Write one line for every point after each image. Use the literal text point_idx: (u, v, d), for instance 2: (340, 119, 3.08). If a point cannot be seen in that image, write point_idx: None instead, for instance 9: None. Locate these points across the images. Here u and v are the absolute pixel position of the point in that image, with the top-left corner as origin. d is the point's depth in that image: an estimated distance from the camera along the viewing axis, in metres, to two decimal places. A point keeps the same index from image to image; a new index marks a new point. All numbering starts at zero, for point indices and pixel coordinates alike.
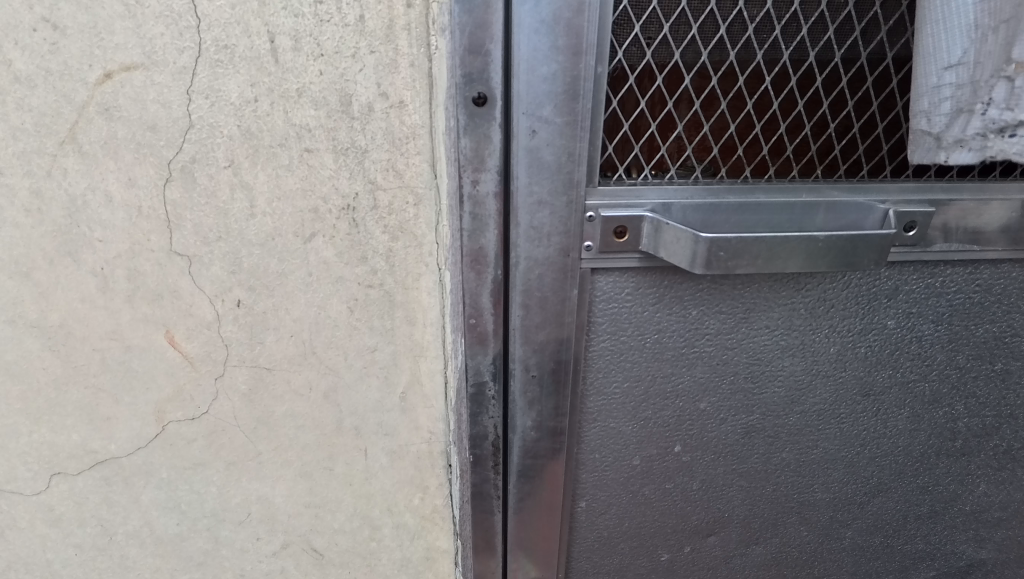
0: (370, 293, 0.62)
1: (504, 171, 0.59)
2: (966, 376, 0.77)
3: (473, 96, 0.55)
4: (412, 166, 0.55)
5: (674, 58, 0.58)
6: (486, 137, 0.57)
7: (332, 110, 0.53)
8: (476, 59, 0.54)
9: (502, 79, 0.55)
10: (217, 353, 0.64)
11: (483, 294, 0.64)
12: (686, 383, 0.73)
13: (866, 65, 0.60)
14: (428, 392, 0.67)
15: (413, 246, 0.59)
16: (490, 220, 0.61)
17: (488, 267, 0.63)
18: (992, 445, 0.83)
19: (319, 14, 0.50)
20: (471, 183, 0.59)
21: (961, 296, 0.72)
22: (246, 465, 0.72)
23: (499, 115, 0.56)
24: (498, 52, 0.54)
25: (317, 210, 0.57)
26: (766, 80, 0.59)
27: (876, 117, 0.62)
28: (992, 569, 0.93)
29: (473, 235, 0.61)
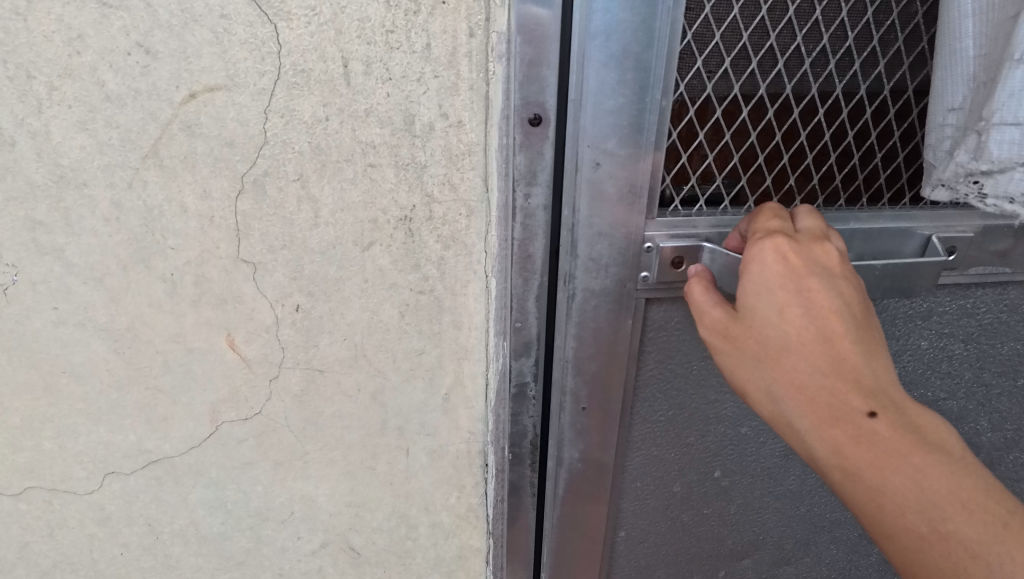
0: (420, 299, 0.66)
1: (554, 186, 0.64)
2: (992, 392, 0.83)
3: (530, 117, 0.59)
4: (466, 180, 0.60)
5: (734, 91, 0.63)
6: (539, 153, 0.61)
7: (396, 129, 0.58)
8: (533, 84, 0.58)
9: (556, 101, 0.59)
10: (273, 355, 0.68)
11: (529, 298, 0.68)
12: (728, 410, 0.79)
13: (911, 96, 0.66)
14: (470, 392, 0.72)
15: (463, 254, 0.64)
16: (539, 230, 0.65)
17: (536, 273, 0.67)
18: (1010, 456, 0.89)
19: (389, 42, 0.54)
20: (523, 197, 0.63)
21: (989, 316, 0.77)
22: (292, 465, 0.76)
23: (552, 135, 0.61)
24: (554, 77, 0.58)
25: (377, 221, 0.62)
26: (819, 112, 0.65)
27: (919, 146, 0.69)
28: None
29: (523, 243, 0.65)
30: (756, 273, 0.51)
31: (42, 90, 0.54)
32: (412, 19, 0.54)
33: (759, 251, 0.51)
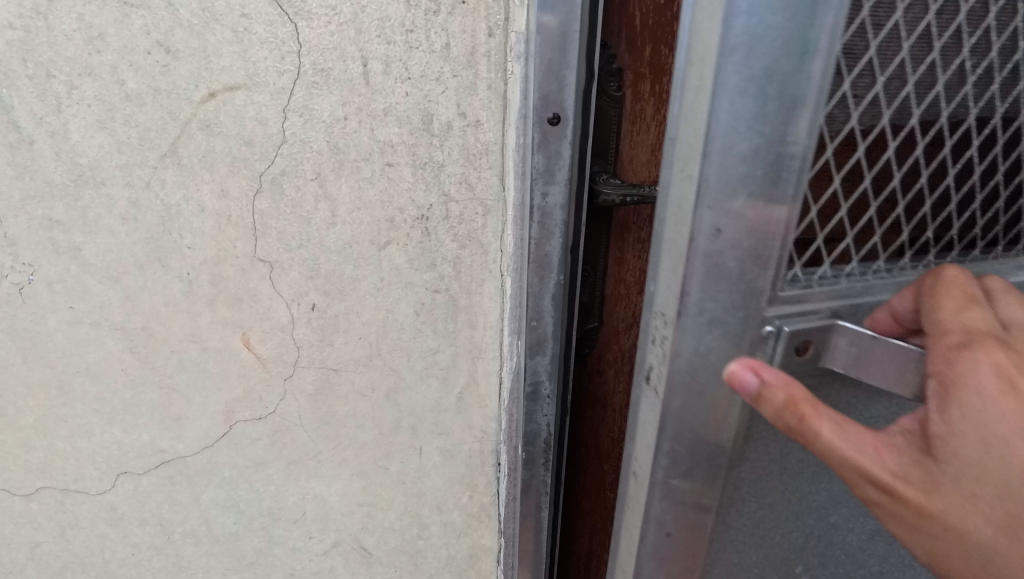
0: (436, 298, 0.67)
1: (573, 186, 0.63)
2: None
3: (549, 116, 0.58)
4: (483, 179, 0.61)
5: None
6: (557, 152, 0.60)
7: (414, 128, 0.58)
8: (551, 83, 0.57)
9: (574, 100, 0.58)
10: (288, 355, 0.68)
11: (545, 298, 0.67)
12: (834, 517, 0.69)
13: None
14: (484, 392, 0.73)
15: (479, 253, 0.64)
16: (556, 230, 0.64)
17: (552, 272, 0.66)
18: None
19: (409, 42, 0.55)
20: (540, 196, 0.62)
21: None
22: (305, 465, 0.76)
23: (570, 133, 0.59)
24: (574, 78, 0.58)
25: (393, 220, 0.62)
26: None
27: None
28: None
29: (540, 242, 0.64)
30: (976, 403, 0.43)
31: (62, 89, 0.55)
32: (431, 19, 0.54)
33: (972, 366, 0.44)
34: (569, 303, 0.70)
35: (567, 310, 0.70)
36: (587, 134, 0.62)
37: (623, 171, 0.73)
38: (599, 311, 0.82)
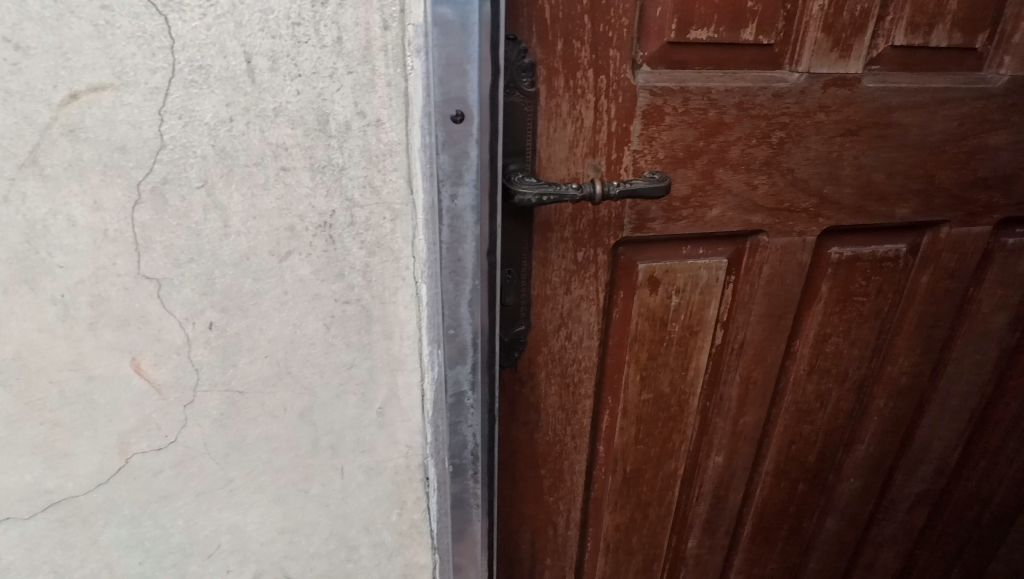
0: (347, 310, 0.63)
1: (486, 186, 0.58)
2: (897, 352, 1.00)
3: (452, 114, 0.53)
4: (389, 182, 0.57)
5: (644, 83, 0.70)
6: (464, 153, 0.55)
7: (309, 129, 0.54)
8: (454, 79, 0.53)
9: (479, 97, 0.54)
10: (187, 378, 0.63)
11: (462, 304, 0.62)
12: None
13: (840, 94, 0.76)
14: (406, 405, 0.70)
15: (391, 260, 0.61)
16: (470, 232, 0.59)
17: (467, 277, 0.61)
18: (905, 410, 1.07)
19: (296, 36, 0.50)
20: (450, 198, 0.57)
21: (891, 288, 0.94)
22: (217, 495, 0.70)
23: (477, 132, 0.55)
24: (479, 73, 0.53)
25: (293, 228, 0.58)
26: (739, 104, 0.73)
27: (844, 145, 0.79)
28: (887, 501, 1.20)
29: (452, 247, 0.59)
30: None
31: None
32: (319, 11, 0.50)
33: None
34: (489, 305, 0.65)
35: (488, 314, 0.65)
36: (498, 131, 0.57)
37: (542, 170, 0.71)
38: (527, 313, 0.80)
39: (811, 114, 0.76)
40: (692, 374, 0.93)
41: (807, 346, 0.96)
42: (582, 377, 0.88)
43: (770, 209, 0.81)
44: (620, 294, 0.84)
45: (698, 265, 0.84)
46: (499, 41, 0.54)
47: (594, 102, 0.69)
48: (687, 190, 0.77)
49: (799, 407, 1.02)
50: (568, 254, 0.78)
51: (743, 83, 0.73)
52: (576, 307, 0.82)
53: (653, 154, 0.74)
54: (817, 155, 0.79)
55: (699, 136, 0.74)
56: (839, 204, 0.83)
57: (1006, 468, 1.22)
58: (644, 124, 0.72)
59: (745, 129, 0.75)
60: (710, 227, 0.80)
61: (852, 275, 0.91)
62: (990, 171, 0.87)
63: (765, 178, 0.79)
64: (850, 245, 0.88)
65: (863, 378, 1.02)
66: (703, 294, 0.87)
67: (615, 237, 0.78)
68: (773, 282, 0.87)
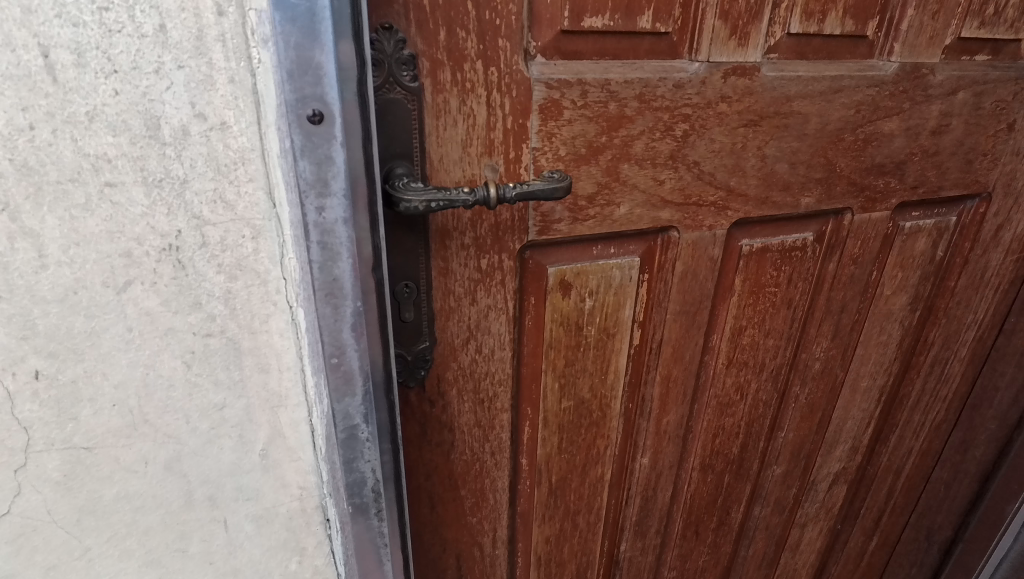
0: (209, 344, 0.54)
1: (361, 197, 0.51)
2: (808, 339, 1.01)
3: (308, 113, 0.46)
4: (244, 195, 0.49)
5: (539, 76, 0.65)
6: (328, 158, 0.48)
7: (135, 136, 0.45)
8: (306, 73, 0.45)
9: (339, 94, 0.46)
10: (14, 440, 0.52)
11: (345, 330, 0.55)
12: None
13: (741, 85, 0.74)
14: (293, 444, 0.62)
15: (256, 284, 0.53)
16: (344, 248, 0.51)
17: (347, 299, 0.53)
18: (820, 395, 1.09)
19: (105, 24, 0.42)
20: (315, 211, 0.49)
21: (800, 278, 0.94)
22: (73, 567, 0.60)
23: (341, 135, 0.47)
24: (339, 68, 0.46)
25: (130, 254, 0.48)
26: (640, 96, 0.70)
27: (748, 136, 0.77)
28: (809, 484, 1.22)
29: (325, 266, 0.51)
30: None
31: None
32: None
33: None
34: (379, 330, 0.57)
35: (377, 340, 0.57)
36: (372, 134, 0.50)
37: (434, 173, 0.65)
38: (430, 328, 0.74)
39: (712, 105, 0.73)
40: (612, 377, 0.90)
41: (724, 340, 0.95)
42: (497, 391, 0.82)
43: (678, 204, 0.78)
44: (531, 300, 0.79)
45: (610, 265, 0.80)
46: (364, 31, 0.47)
47: (485, 97, 0.64)
48: (592, 188, 0.73)
49: (720, 401, 1.01)
50: (471, 262, 0.72)
51: (642, 73, 0.69)
52: (484, 318, 0.76)
53: (553, 151, 0.69)
54: (722, 147, 0.76)
55: (601, 131, 0.70)
56: (746, 196, 0.82)
57: (914, 441, 1.27)
58: (541, 119, 0.67)
59: (648, 122, 0.71)
60: (618, 225, 0.77)
61: (763, 266, 0.90)
62: (885, 157, 0.88)
63: (672, 173, 0.76)
64: (759, 237, 0.87)
65: (779, 367, 1.03)
66: (617, 295, 0.83)
67: (519, 241, 0.73)
68: (687, 279, 0.85)
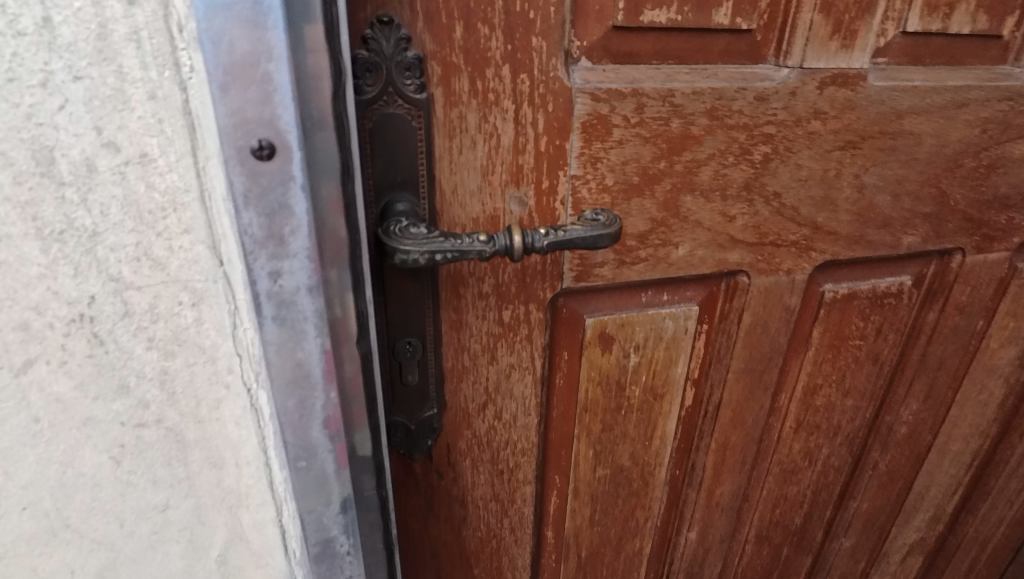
0: (142, 434, 0.41)
1: (332, 258, 0.37)
2: (893, 398, 0.85)
3: (252, 145, 0.32)
4: (179, 251, 0.36)
5: (582, 84, 0.50)
6: (283, 207, 0.34)
7: (21, 173, 0.32)
8: (248, 89, 0.31)
9: (296, 119, 0.32)
10: None
11: (314, 423, 0.42)
12: None
13: (841, 97, 0.58)
14: (258, 548, 0.49)
15: (201, 361, 0.40)
16: (310, 324, 0.38)
17: (316, 386, 0.40)
18: (901, 460, 0.92)
19: None
20: (269, 276, 0.36)
21: (892, 329, 0.78)
22: None
23: (300, 175, 0.34)
24: (298, 82, 0.32)
25: (29, 327, 0.36)
26: (712, 110, 0.54)
27: (844, 161, 0.61)
28: (880, 556, 1.05)
29: (284, 346, 0.38)
30: None
31: None
32: None
33: None
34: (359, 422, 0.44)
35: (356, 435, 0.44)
36: (349, 174, 0.36)
37: (445, 206, 0.51)
38: (439, 392, 0.60)
39: (802, 123, 0.58)
40: (657, 442, 0.75)
41: (793, 400, 0.79)
42: (519, 461, 0.69)
43: (751, 244, 0.63)
44: (563, 356, 0.65)
45: (662, 315, 0.65)
46: (336, 32, 0.33)
47: (513, 111, 0.49)
48: (645, 225, 0.58)
49: (783, 467, 0.85)
50: (490, 314, 0.58)
51: (715, 82, 0.54)
52: (505, 379, 0.62)
53: (598, 180, 0.54)
54: (810, 175, 0.61)
55: (659, 155, 0.55)
56: (835, 234, 0.66)
57: (1006, 510, 1.08)
58: (584, 140, 0.52)
59: (720, 143, 0.56)
60: (675, 270, 0.62)
61: (846, 316, 0.74)
62: (1011, 187, 0.71)
63: (745, 207, 0.60)
64: (845, 281, 0.71)
65: (856, 430, 0.87)
66: (668, 350, 0.68)
67: (551, 289, 0.59)
68: (755, 332, 0.70)
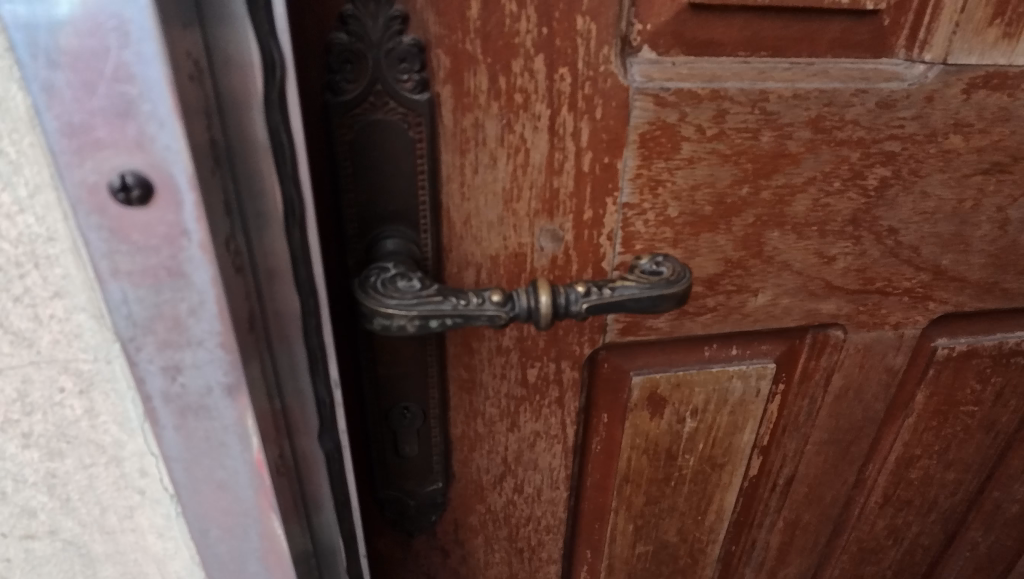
0: (32, 549, 0.31)
1: (264, 339, 0.27)
2: (1008, 473, 0.69)
3: (113, 184, 0.20)
4: (50, 321, 0.25)
5: (643, 84, 0.37)
6: (175, 273, 0.23)
7: None
8: (96, 95, 0.19)
9: (178, 144, 0.20)
10: None
11: (252, 548, 0.31)
12: None
13: (995, 105, 0.43)
14: None
15: (101, 462, 0.29)
16: (232, 430, 0.27)
17: (250, 505, 0.29)
18: (1007, 542, 0.76)
19: None
20: (164, 367, 0.25)
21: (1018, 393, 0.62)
22: None
23: (194, 228, 0.22)
24: (189, 85, 0.20)
25: None
26: (815, 121, 0.40)
27: (986, 189, 0.46)
28: None
29: (198, 455, 0.27)
30: None
31: None
32: None
33: None
34: (310, 547, 0.33)
35: (310, 559, 0.34)
36: (289, 220, 0.25)
37: (454, 241, 0.39)
38: (445, 464, 0.48)
39: (936, 138, 0.43)
40: (712, 520, 0.62)
41: (883, 473, 0.64)
42: (543, 538, 0.56)
43: (851, 292, 0.49)
44: (601, 420, 0.52)
45: (729, 374, 0.52)
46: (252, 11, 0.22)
47: (548, 119, 0.37)
48: (717, 268, 0.44)
49: (863, 547, 0.71)
50: (511, 373, 0.46)
51: (825, 82, 0.40)
52: (528, 448, 0.50)
53: (658, 210, 0.41)
54: (939, 205, 0.46)
55: (741, 178, 0.41)
56: (961, 280, 0.51)
57: None
58: (642, 157, 0.39)
59: (823, 164, 0.42)
60: (751, 322, 0.48)
61: (961, 377, 0.59)
62: None
63: (849, 246, 0.46)
64: (965, 336, 0.56)
65: (955, 505, 0.71)
66: (735, 417, 0.55)
67: (590, 343, 0.46)
68: (844, 397, 0.55)
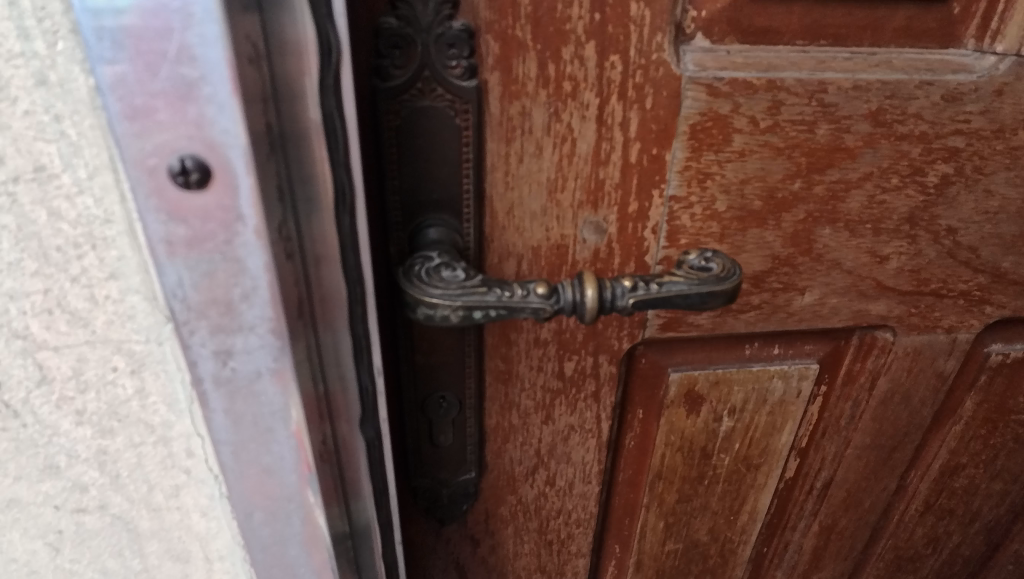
0: (83, 523, 0.32)
1: (311, 325, 0.27)
2: None
3: (172, 166, 0.21)
4: (105, 301, 0.25)
5: (696, 73, 0.36)
6: (229, 257, 0.23)
7: None
8: (157, 76, 0.19)
9: (236, 126, 0.20)
10: None
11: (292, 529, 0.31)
12: None
13: None
14: None
15: (149, 441, 0.29)
16: (279, 413, 0.27)
17: (293, 487, 0.30)
18: None
19: None
20: (215, 350, 0.25)
21: None
22: None
23: (249, 212, 0.22)
24: (248, 68, 0.20)
25: None
26: (875, 114, 0.39)
27: None
28: None
29: (245, 437, 0.28)
30: None
31: None
32: None
33: None
34: (349, 530, 0.34)
35: (349, 543, 0.34)
36: (339, 206, 0.25)
37: (496, 231, 0.39)
38: (479, 454, 0.48)
39: (1005, 133, 0.41)
40: (745, 521, 0.61)
41: (926, 481, 0.62)
42: (573, 531, 0.56)
43: (903, 293, 0.47)
44: (637, 416, 0.51)
45: (770, 374, 0.50)
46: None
47: (596, 108, 0.36)
48: (763, 264, 0.43)
49: (900, 555, 0.69)
50: (548, 365, 0.45)
51: (888, 72, 0.38)
52: (561, 441, 0.50)
53: (705, 204, 0.40)
54: (1003, 205, 0.44)
55: (794, 172, 0.40)
56: (1022, 284, 0.48)
57: None
58: (691, 149, 0.38)
59: (881, 159, 0.40)
60: (796, 321, 0.47)
61: (1015, 384, 0.56)
62: None
63: (904, 245, 0.44)
64: (1020, 342, 0.54)
65: (1000, 517, 0.68)
66: (774, 417, 0.53)
67: (629, 337, 0.45)
68: (890, 401, 0.54)
